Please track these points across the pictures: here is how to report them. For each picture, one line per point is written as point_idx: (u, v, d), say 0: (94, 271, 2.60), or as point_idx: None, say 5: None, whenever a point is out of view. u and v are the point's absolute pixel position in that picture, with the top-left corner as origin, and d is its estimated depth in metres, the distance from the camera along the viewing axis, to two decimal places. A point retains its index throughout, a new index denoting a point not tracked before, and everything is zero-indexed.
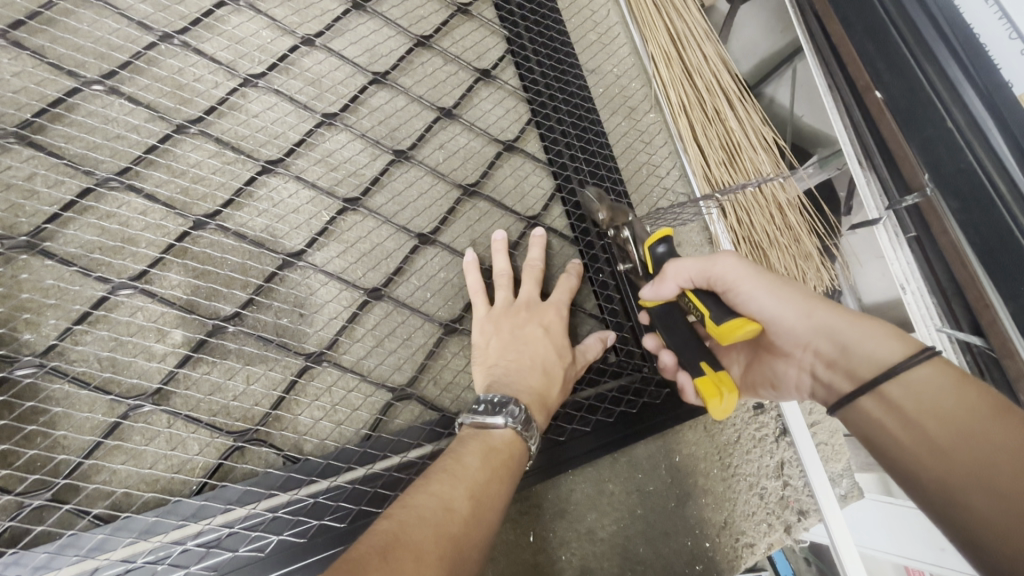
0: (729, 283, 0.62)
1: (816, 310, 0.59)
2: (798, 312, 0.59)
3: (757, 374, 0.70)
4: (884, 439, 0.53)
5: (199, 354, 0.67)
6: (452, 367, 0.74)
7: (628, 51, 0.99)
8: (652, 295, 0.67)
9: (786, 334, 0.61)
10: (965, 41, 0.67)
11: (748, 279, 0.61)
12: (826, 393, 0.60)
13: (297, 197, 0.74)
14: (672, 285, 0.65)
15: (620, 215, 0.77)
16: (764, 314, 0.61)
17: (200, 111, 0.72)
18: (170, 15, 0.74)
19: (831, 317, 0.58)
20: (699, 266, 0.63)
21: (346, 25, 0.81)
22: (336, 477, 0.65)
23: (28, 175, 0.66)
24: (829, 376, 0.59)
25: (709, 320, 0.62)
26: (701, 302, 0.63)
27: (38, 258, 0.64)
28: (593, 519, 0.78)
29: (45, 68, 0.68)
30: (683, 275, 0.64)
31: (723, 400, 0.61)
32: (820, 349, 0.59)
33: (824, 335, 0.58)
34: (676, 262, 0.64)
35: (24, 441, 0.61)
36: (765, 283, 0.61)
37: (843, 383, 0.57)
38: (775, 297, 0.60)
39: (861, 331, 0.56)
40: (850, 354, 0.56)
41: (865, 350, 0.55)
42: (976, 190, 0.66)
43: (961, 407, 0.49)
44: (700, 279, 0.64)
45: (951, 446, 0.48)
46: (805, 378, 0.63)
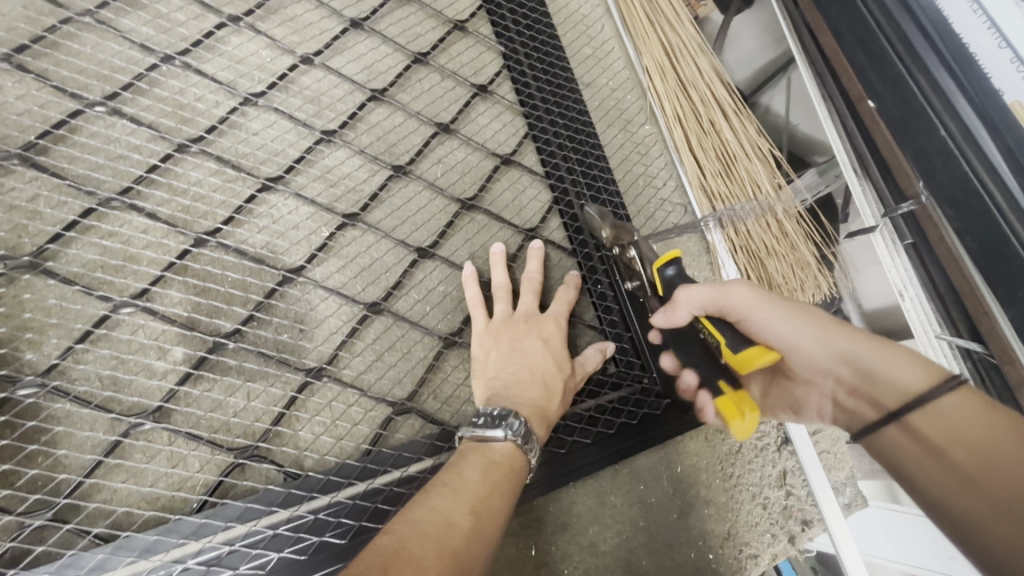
0: (741, 314, 0.62)
1: (834, 339, 0.60)
2: (816, 342, 0.61)
3: (777, 396, 0.72)
4: (908, 464, 0.56)
5: (199, 371, 0.67)
6: (452, 380, 0.75)
7: (623, 64, 1.00)
8: (664, 322, 0.66)
9: (804, 362, 0.63)
10: (954, 51, 0.69)
11: (763, 311, 0.61)
12: (848, 417, 0.63)
13: (297, 213, 0.75)
14: (684, 313, 0.64)
15: (623, 232, 0.76)
16: (782, 344, 0.62)
17: (200, 130, 0.74)
18: (171, 37, 0.75)
19: (849, 345, 0.60)
20: (711, 293, 0.63)
21: (344, 44, 0.83)
22: (337, 493, 0.65)
23: (31, 196, 0.67)
24: (854, 402, 0.62)
25: (725, 348, 0.60)
26: (714, 328, 0.61)
27: (40, 278, 0.65)
28: (595, 532, 0.78)
29: (48, 90, 0.69)
30: (694, 303, 0.64)
31: (744, 420, 0.58)
32: (842, 376, 0.61)
33: (845, 364, 0.60)
34: (687, 290, 0.63)
35: (25, 461, 0.61)
36: (782, 313, 0.61)
37: (867, 409, 0.60)
38: (792, 327, 0.61)
39: (882, 359, 0.58)
40: (872, 380, 0.59)
41: (885, 376, 0.58)
42: (969, 196, 0.66)
43: (986, 433, 0.51)
44: (712, 307, 0.63)
45: (978, 474, 0.50)
46: (826, 403, 0.66)
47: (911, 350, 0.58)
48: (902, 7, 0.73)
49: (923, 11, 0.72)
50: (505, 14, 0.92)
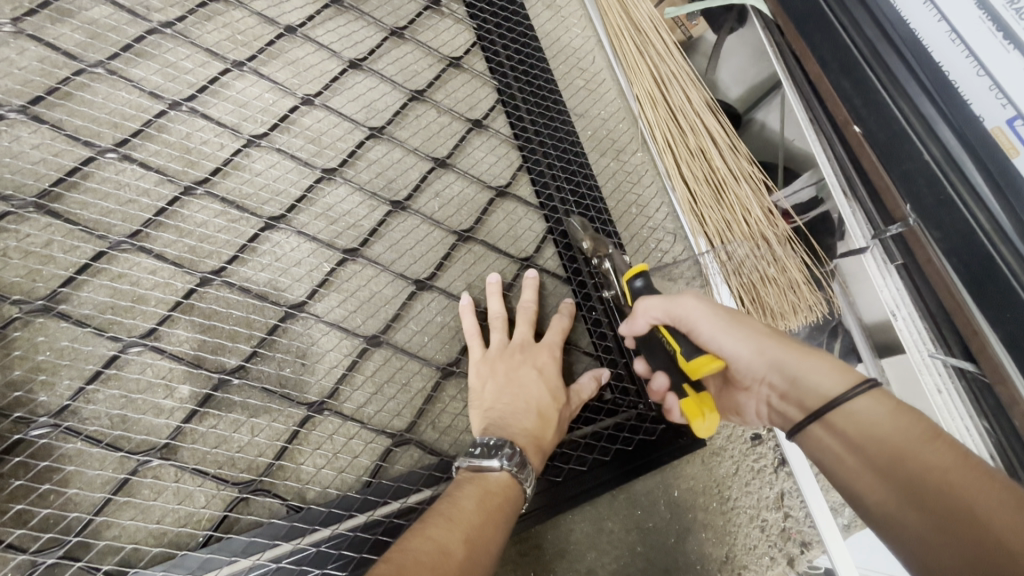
0: (690, 323, 0.66)
1: (768, 348, 0.61)
2: (752, 350, 0.62)
3: (726, 403, 0.73)
4: (831, 462, 0.56)
5: (205, 408, 0.69)
6: (449, 410, 0.77)
7: (615, 94, 1.03)
8: (627, 330, 0.72)
9: (743, 370, 0.64)
10: (935, 79, 0.68)
11: (708, 321, 0.64)
12: (783, 421, 0.63)
13: (299, 250, 0.77)
14: (643, 322, 0.69)
15: (602, 244, 0.82)
16: (724, 353, 0.64)
17: (206, 173, 0.77)
18: (179, 84, 0.79)
19: (781, 354, 0.61)
20: (663, 304, 0.67)
21: (344, 84, 0.86)
22: (338, 525, 0.67)
23: (45, 242, 0.70)
24: (784, 407, 0.62)
25: (679, 355, 0.67)
26: (670, 337, 0.68)
27: (54, 320, 0.68)
28: (593, 558, 0.79)
29: (62, 140, 0.73)
30: (651, 312, 0.68)
31: (704, 419, 0.65)
32: (774, 383, 0.62)
33: (777, 371, 0.61)
34: (645, 300, 0.68)
35: (38, 500, 0.63)
36: (724, 324, 0.64)
37: (795, 413, 0.60)
38: (733, 337, 0.63)
39: (809, 367, 0.59)
40: (799, 386, 0.59)
41: (811, 383, 0.58)
42: (958, 224, 0.64)
43: (895, 428, 0.52)
44: (664, 316, 0.68)
45: (887, 466, 0.51)
46: (763, 408, 0.66)
47: (838, 361, 0.59)
48: (881, 37, 0.73)
49: (901, 38, 0.71)
50: (499, 50, 0.95)
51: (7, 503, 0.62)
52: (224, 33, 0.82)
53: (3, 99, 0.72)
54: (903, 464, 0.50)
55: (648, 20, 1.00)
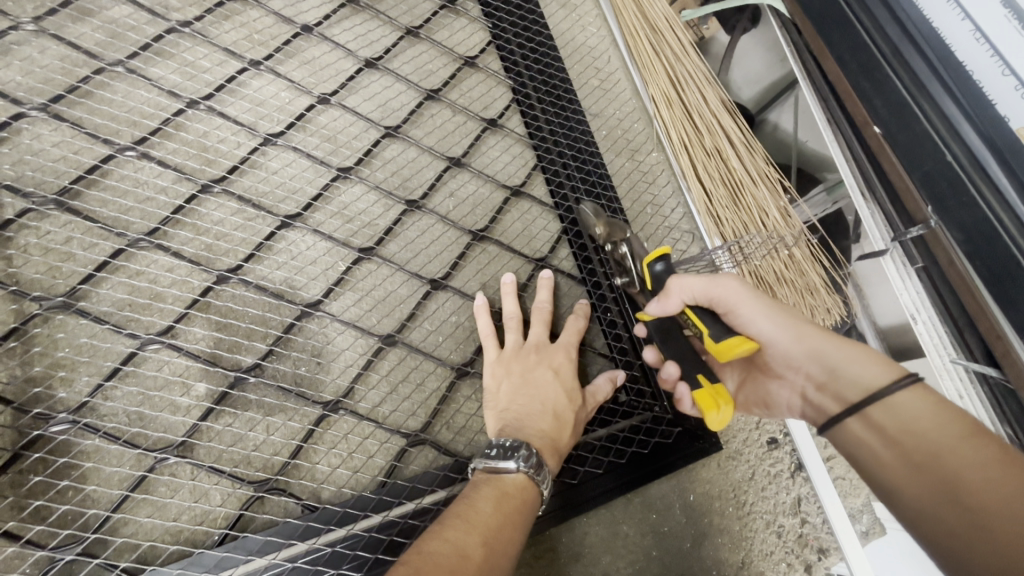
0: (729, 305, 0.64)
1: (809, 335, 0.60)
2: (791, 336, 0.61)
3: (750, 393, 0.71)
4: (862, 450, 0.56)
5: (221, 406, 0.69)
6: (464, 411, 0.76)
7: (631, 94, 1.02)
8: (658, 311, 0.68)
9: (778, 356, 0.63)
10: (959, 80, 0.66)
11: (748, 304, 0.63)
12: (816, 413, 0.62)
13: (314, 249, 0.77)
14: (677, 301, 0.66)
15: (616, 230, 0.78)
16: (761, 336, 0.63)
17: (223, 171, 0.77)
18: (197, 83, 0.79)
19: (823, 342, 0.60)
20: (703, 284, 0.64)
21: (359, 83, 0.86)
22: (353, 525, 0.67)
23: (65, 239, 0.70)
24: (821, 398, 0.61)
25: (707, 336, 0.64)
26: (699, 319, 0.65)
27: (73, 317, 0.68)
28: (608, 562, 0.78)
29: (82, 137, 0.73)
30: (687, 292, 0.65)
31: (720, 411, 0.62)
32: (811, 372, 0.61)
33: (816, 360, 0.60)
34: (681, 278, 0.65)
35: (56, 496, 0.63)
36: (764, 306, 0.63)
37: (831, 405, 0.59)
38: (772, 320, 0.62)
39: (849, 354, 0.58)
40: (838, 376, 0.58)
41: (851, 372, 0.58)
42: (983, 227, 0.63)
43: (933, 423, 0.51)
44: (702, 298, 0.65)
45: (921, 460, 0.51)
46: (796, 400, 0.65)
47: (879, 352, 0.58)
48: (903, 36, 0.71)
49: (923, 39, 0.70)
50: (513, 49, 0.95)
51: (26, 499, 0.62)
52: (241, 32, 0.82)
53: (25, 97, 0.72)
54: (942, 471, 0.49)
55: (664, 19, 0.99)
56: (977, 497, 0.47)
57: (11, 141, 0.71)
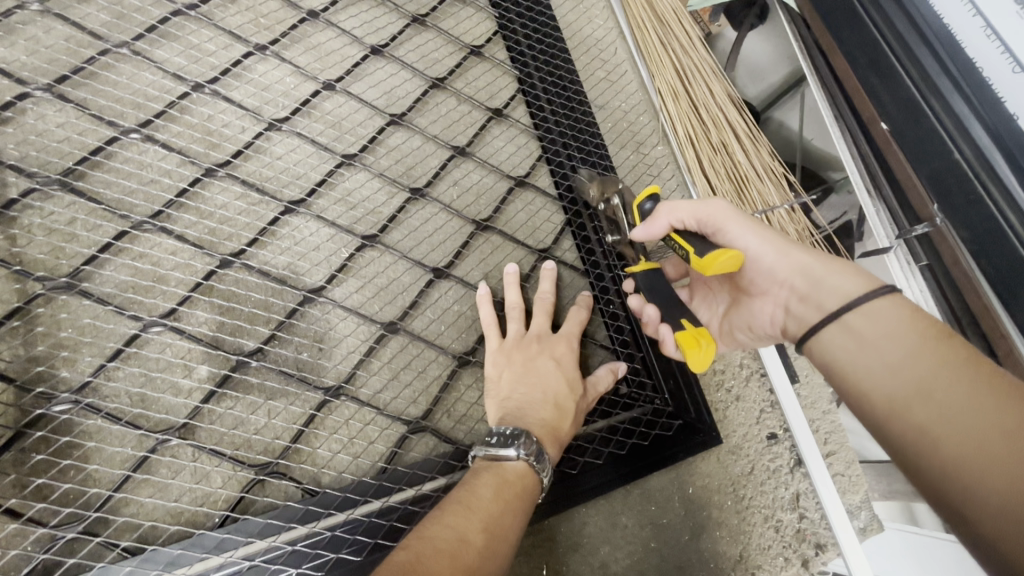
0: (716, 225, 0.65)
1: (793, 250, 0.61)
2: (775, 251, 0.62)
3: (735, 319, 0.71)
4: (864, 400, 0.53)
5: (223, 389, 0.69)
6: (465, 400, 0.76)
7: (636, 86, 1.00)
8: (644, 235, 0.70)
9: (762, 272, 0.63)
10: (971, 78, 0.64)
11: (734, 221, 0.64)
12: (798, 326, 0.61)
13: (318, 235, 0.77)
14: (664, 224, 0.68)
15: (609, 186, 0.82)
16: (748, 253, 0.64)
17: (227, 155, 0.77)
18: (202, 66, 0.79)
19: (806, 257, 0.60)
20: (692, 206, 0.66)
21: (365, 70, 0.86)
22: (353, 510, 0.67)
23: (68, 219, 0.70)
24: (802, 309, 0.61)
25: (692, 255, 0.64)
26: (685, 241, 0.66)
27: (76, 298, 0.68)
28: (607, 552, 0.78)
29: (87, 119, 0.73)
30: (676, 214, 0.67)
31: (701, 350, 0.62)
32: (794, 285, 0.61)
33: (799, 271, 0.60)
34: (671, 202, 0.67)
35: (58, 475, 0.64)
36: (749, 223, 0.64)
37: (812, 314, 0.59)
38: (757, 236, 0.63)
39: (831, 266, 0.58)
40: (820, 285, 0.58)
41: (833, 280, 0.58)
42: (988, 225, 0.62)
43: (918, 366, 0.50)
44: (690, 219, 0.67)
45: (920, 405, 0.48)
46: (779, 314, 0.64)
47: (860, 268, 0.59)
48: (912, 31, 0.69)
49: (933, 35, 0.67)
50: (520, 38, 0.94)
51: (28, 477, 0.63)
52: (247, 16, 0.82)
53: (30, 77, 0.72)
54: (924, 412, 0.48)
55: (671, 11, 0.98)
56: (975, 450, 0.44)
57: (15, 121, 0.71)
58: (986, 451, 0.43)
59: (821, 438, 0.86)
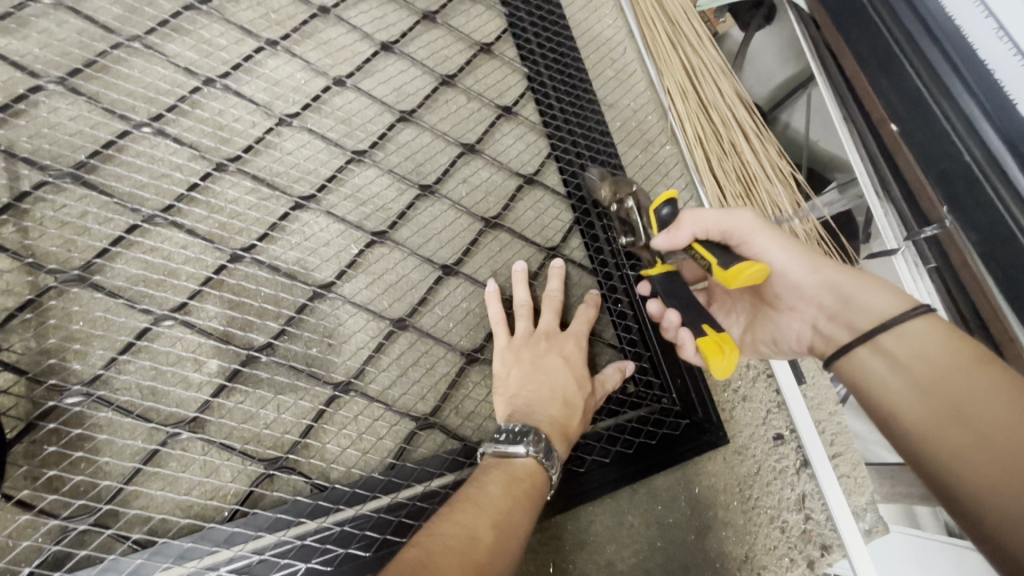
0: (743, 238, 0.65)
1: (823, 267, 0.62)
2: (805, 268, 0.63)
3: (759, 332, 0.72)
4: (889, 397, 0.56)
5: (233, 383, 0.69)
6: (473, 397, 0.76)
7: (645, 86, 0.99)
8: (666, 244, 0.66)
9: (790, 287, 0.65)
10: (981, 79, 0.64)
11: (763, 235, 0.64)
12: (826, 344, 0.63)
13: (328, 231, 0.77)
14: (686, 233, 0.65)
15: (621, 187, 0.81)
16: (776, 268, 0.64)
17: (238, 150, 0.77)
18: (213, 61, 0.79)
19: (837, 275, 0.61)
20: (718, 217, 0.65)
21: (375, 66, 0.86)
22: (362, 505, 0.67)
23: (80, 213, 0.70)
24: (831, 327, 0.62)
25: (714, 265, 0.62)
26: (706, 251, 0.63)
27: (88, 291, 0.68)
28: (613, 551, 0.78)
29: (99, 112, 0.73)
30: (700, 224, 0.65)
31: (725, 358, 0.63)
32: (823, 302, 0.62)
33: (829, 290, 0.62)
34: (695, 210, 0.65)
35: (69, 468, 0.64)
36: (778, 238, 0.64)
37: (842, 333, 0.61)
38: (786, 251, 0.64)
39: (862, 284, 0.60)
40: (850, 303, 0.60)
41: (864, 300, 0.59)
42: (998, 228, 0.62)
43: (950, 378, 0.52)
44: (716, 231, 0.66)
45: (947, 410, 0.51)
46: (806, 332, 0.65)
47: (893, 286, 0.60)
48: (923, 33, 0.69)
49: (943, 35, 0.67)
50: (530, 36, 0.94)
51: (40, 469, 0.63)
52: (257, 11, 0.82)
53: (43, 70, 0.72)
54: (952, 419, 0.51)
55: (681, 11, 0.98)
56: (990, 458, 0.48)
57: (28, 114, 0.71)
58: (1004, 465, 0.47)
59: (827, 440, 0.86)
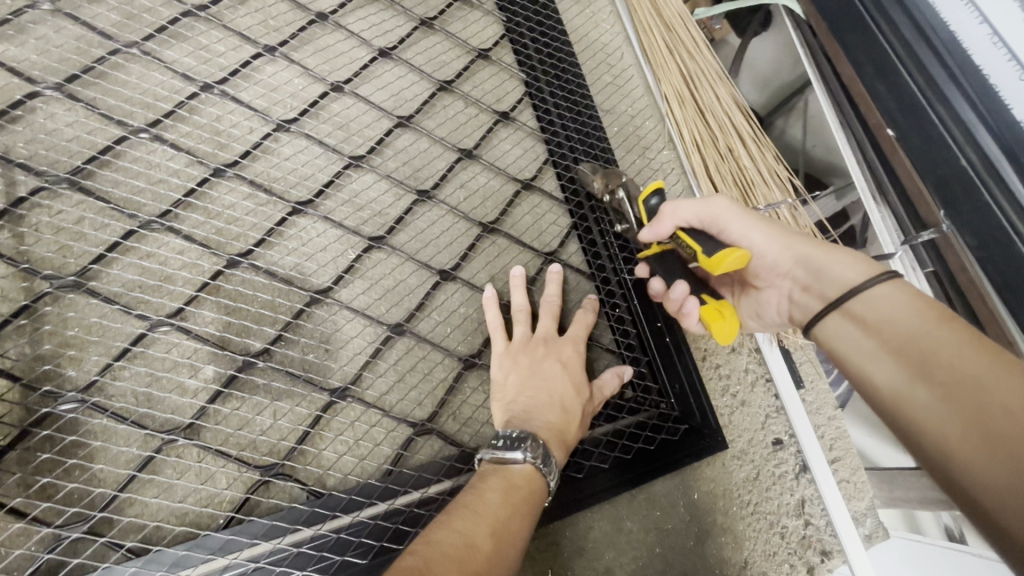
0: (720, 225, 0.65)
1: (798, 243, 0.62)
2: (779, 246, 0.63)
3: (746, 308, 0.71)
4: (868, 368, 0.54)
5: (229, 389, 0.69)
6: (471, 402, 0.76)
7: (642, 91, 0.99)
8: (651, 236, 0.69)
9: (767, 266, 0.65)
10: (977, 84, 0.64)
11: (738, 219, 0.64)
12: (803, 315, 0.63)
13: (325, 236, 0.77)
14: (669, 226, 0.67)
15: (613, 179, 0.81)
16: (753, 248, 0.65)
17: (236, 155, 0.77)
18: (211, 67, 0.79)
19: (809, 248, 0.61)
20: (695, 208, 0.65)
21: (373, 73, 0.86)
22: (358, 512, 0.67)
23: (76, 218, 0.70)
24: (806, 299, 0.62)
25: (700, 254, 0.63)
26: (692, 240, 0.64)
27: (84, 297, 0.68)
28: (612, 557, 0.78)
29: (96, 118, 0.73)
30: (680, 217, 0.66)
31: (726, 322, 0.64)
32: (797, 276, 0.63)
33: (801, 263, 0.62)
34: (674, 204, 0.66)
35: (63, 474, 0.63)
36: (754, 221, 0.64)
37: (815, 304, 0.61)
38: (763, 233, 0.64)
39: (833, 256, 0.60)
40: (823, 276, 0.60)
41: (834, 271, 0.59)
42: (995, 232, 0.62)
43: (922, 344, 0.51)
44: (694, 221, 0.66)
45: (924, 377, 0.49)
46: (784, 307, 0.66)
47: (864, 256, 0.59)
48: (919, 38, 0.69)
49: (938, 38, 0.68)
50: (527, 42, 0.94)
51: (33, 476, 0.62)
52: (256, 18, 0.82)
53: (40, 76, 0.73)
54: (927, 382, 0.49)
55: (677, 17, 0.99)
56: (970, 421, 0.45)
57: (25, 119, 0.71)
58: (983, 426, 0.44)
59: (826, 445, 0.85)
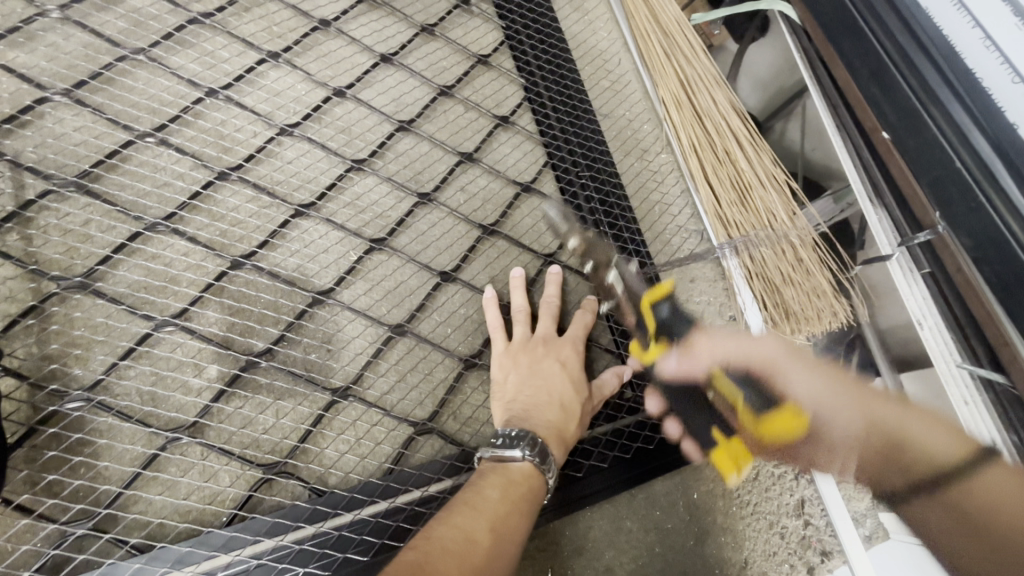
0: (765, 375, 0.68)
1: (865, 410, 0.62)
2: (840, 415, 0.63)
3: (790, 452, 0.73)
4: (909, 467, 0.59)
5: (232, 388, 0.70)
6: (471, 402, 0.77)
7: (640, 95, 1.01)
8: (676, 369, 0.73)
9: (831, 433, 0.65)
10: (970, 87, 0.64)
11: (784, 368, 0.67)
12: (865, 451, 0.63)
13: (326, 238, 0.78)
14: (701, 363, 0.71)
15: (601, 253, 0.86)
16: (817, 415, 0.65)
17: (240, 159, 0.78)
18: (216, 73, 0.80)
19: (884, 416, 0.61)
20: (728, 347, 0.70)
21: (374, 78, 0.87)
22: (359, 511, 0.67)
23: (83, 221, 0.71)
24: (879, 456, 0.62)
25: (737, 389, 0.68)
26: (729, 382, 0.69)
27: (90, 297, 0.69)
28: (612, 557, 0.78)
29: (103, 123, 0.74)
30: (712, 353, 0.70)
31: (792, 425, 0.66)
32: (867, 443, 0.63)
33: (876, 434, 0.61)
34: (707, 340, 0.71)
35: (68, 472, 0.64)
36: (803, 372, 0.66)
37: (889, 468, 0.61)
38: (817, 392, 0.65)
39: (915, 430, 0.59)
40: (902, 447, 0.59)
41: (916, 443, 0.58)
42: (990, 231, 0.61)
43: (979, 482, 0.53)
44: (734, 358, 0.69)
45: (958, 509, 0.54)
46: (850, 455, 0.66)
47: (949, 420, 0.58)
48: (913, 43, 0.70)
49: (929, 41, 0.68)
50: (526, 49, 0.96)
51: (40, 474, 0.63)
52: (260, 25, 0.84)
53: (48, 82, 0.74)
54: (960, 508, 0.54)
55: (675, 23, 0.99)
56: (985, 542, 0.53)
57: (35, 124, 0.73)
58: (989, 550, 0.53)
59: None
